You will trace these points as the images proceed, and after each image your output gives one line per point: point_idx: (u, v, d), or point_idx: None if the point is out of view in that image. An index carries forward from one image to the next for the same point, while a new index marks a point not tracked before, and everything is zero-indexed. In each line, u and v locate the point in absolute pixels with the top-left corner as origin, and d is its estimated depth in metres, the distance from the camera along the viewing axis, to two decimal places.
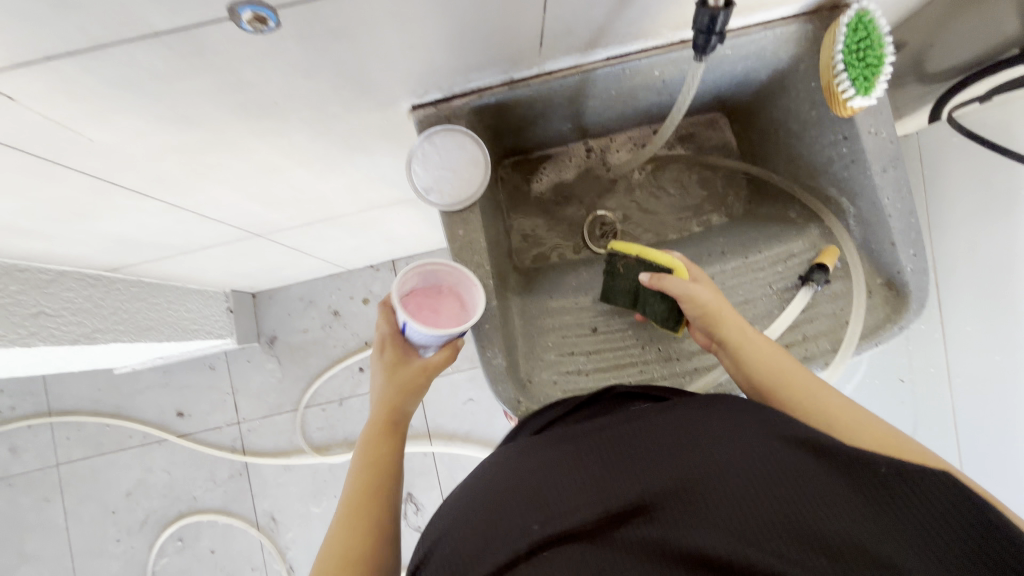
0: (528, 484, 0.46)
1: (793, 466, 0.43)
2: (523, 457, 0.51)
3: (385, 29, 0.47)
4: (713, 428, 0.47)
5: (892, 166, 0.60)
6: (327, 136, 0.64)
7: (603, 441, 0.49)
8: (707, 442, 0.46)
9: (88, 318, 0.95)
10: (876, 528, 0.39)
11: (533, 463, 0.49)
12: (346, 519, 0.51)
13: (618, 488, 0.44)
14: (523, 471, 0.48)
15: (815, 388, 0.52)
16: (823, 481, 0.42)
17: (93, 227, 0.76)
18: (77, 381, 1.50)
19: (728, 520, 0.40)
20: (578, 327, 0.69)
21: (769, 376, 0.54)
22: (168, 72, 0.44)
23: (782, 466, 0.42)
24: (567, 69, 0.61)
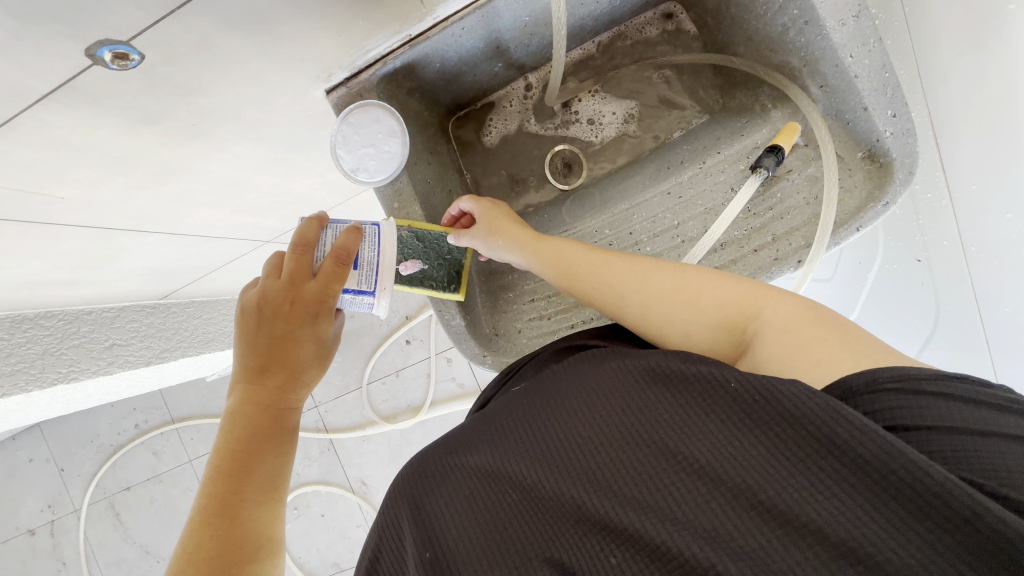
0: (452, 497, 0.46)
1: (716, 444, 0.40)
2: (462, 439, 0.50)
3: (247, 28, 0.47)
4: (640, 402, 0.43)
5: (853, 16, 0.50)
6: (265, 141, 0.67)
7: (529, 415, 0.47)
8: (620, 413, 0.44)
9: (155, 343, 1.10)
10: (818, 504, 0.36)
11: (455, 459, 0.48)
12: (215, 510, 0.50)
13: (537, 481, 0.44)
14: (460, 465, 0.48)
15: (613, 265, 0.56)
16: (757, 452, 0.38)
17: (123, 267, 0.87)
18: (185, 391, 1.77)
19: (663, 519, 0.39)
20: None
21: (575, 267, 0.57)
22: (79, 124, 0.49)
23: (702, 450, 0.40)
24: (462, 10, 0.57)
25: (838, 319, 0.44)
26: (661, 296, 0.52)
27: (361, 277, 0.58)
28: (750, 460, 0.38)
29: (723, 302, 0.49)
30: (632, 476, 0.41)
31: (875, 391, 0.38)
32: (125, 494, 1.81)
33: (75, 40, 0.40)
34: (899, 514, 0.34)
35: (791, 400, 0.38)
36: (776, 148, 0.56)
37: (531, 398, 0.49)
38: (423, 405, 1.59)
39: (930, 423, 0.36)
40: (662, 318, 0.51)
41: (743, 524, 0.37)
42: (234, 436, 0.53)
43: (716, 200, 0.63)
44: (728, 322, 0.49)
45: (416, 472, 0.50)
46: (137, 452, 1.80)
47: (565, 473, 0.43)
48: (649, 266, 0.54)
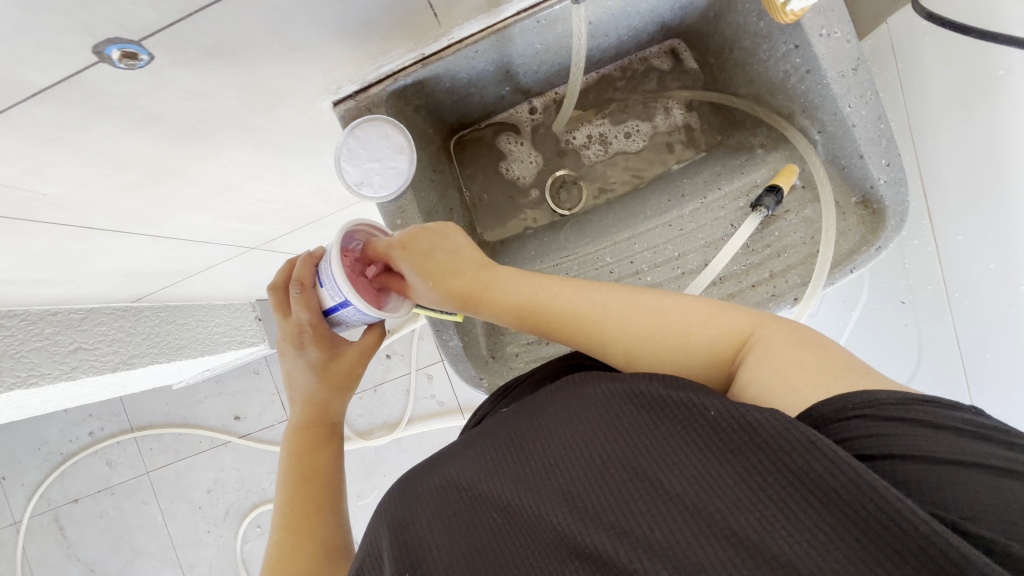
0: (419, 515, 0.43)
1: (692, 473, 0.37)
2: (440, 465, 0.48)
3: (263, 37, 0.46)
4: (615, 426, 0.41)
5: (852, 69, 0.53)
6: (264, 147, 0.65)
7: (508, 438, 0.45)
8: (595, 437, 0.41)
9: (124, 347, 1.05)
10: (799, 540, 0.32)
11: (430, 477, 0.47)
12: (287, 531, 0.54)
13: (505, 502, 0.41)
14: (432, 488, 0.45)
15: (585, 300, 0.50)
16: (736, 483, 0.35)
17: (98, 268, 0.83)
18: (148, 399, 1.68)
19: (632, 551, 0.35)
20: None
21: (544, 306, 0.51)
22: (74, 121, 0.46)
23: (677, 479, 0.37)
24: (477, 33, 0.58)
25: (820, 342, 0.41)
26: (641, 334, 0.47)
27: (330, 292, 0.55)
28: (726, 488, 0.35)
29: (711, 337, 0.45)
30: (602, 503, 0.38)
31: (847, 418, 0.35)
32: (71, 507, 1.70)
33: (82, 37, 0.39)
34: (883, 555, 0.30)
35: (767, 425, 0.35)
36: (775, 188, 0.58)
37: (509, 421, 0.47)
38: (401, 422, 1.56)
39: (901, 451, 0.33)
40: (647, 358, 0.47)
41: (715, 557, 0.33)
42: (287, 464, 0.58)
43: (716, 233, 0.64)
44: (716, 356, 0.45)
45: (392, 494, 0.48)
46: (89, 461, 1.70)
47: (534, 495, 0.41)
48: (623, 301, 0.49)
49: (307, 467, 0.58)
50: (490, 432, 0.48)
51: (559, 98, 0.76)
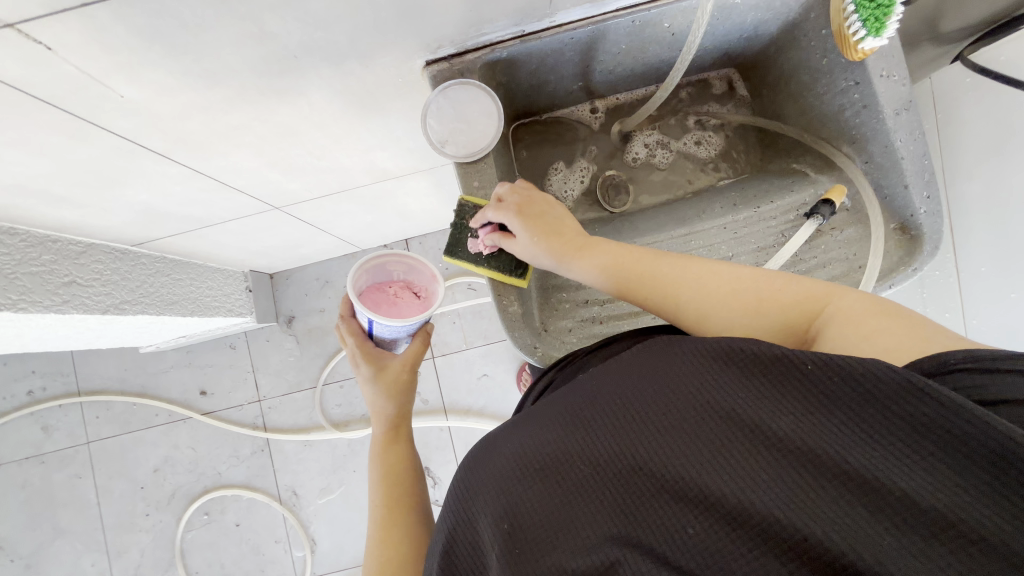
0: (511, 468, 0.46)
1: (794, 421, 0.38)
2: (532, 425, 0.50)
3: None
4: (712, 384, 0.43)
5: (904, 109, 0.60)
6: (344, 95, 0.65)
7: (601, 398, 0.48)
8: (692, 394, 0.43)
9: (117, 291, 0.98)
10: (909, 479, 0.33)
11: (519, 438, 0.49)
12: (382, 524, 0.59)
13: (597, 453, 0.44)
14: (526, 443, 0.48)
15: (669, 268, 0.55)
16: (840, 430, 0.37)
17: (122, 197, 0.79)
18: (103, 362, 1.55)
19: (741, 492, 0.37)
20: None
21: (634, 276, 0.56)
22: (195, 18, 0.46)
23: (780, 426, 0.39)
24: (578, 21, 0.62)
25: (900, 311, 0.44)
26: (722, 300, 0.51)
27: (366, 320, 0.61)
28: (822, 430, 0.37)
29: (785, 303, 0.49)
30: (705, 451, 0.40)
31: (947, 370, 0.37)
32: None
33: None
34: (1000, 486, 0.31)
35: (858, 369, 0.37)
36: (828, 203, 0.64)
37: (599, 384, 0.49)
38: None
39: (1014, 396, 0.34)
40: (721, 321, 0.51)
41: (821, 493, 0.35)
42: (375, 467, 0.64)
43: (765, 243, 0.69)
44: (787, 321, 0.49)
45: (481, 454, 0.50)
46: (22, 423, 1.53)
47: (626, 444, 0.43)
48: (705, 272, 0.53)
49: (393, 465, 0.64)
50: (580, 394, 0.50)
51: (621, 103, 0.80)
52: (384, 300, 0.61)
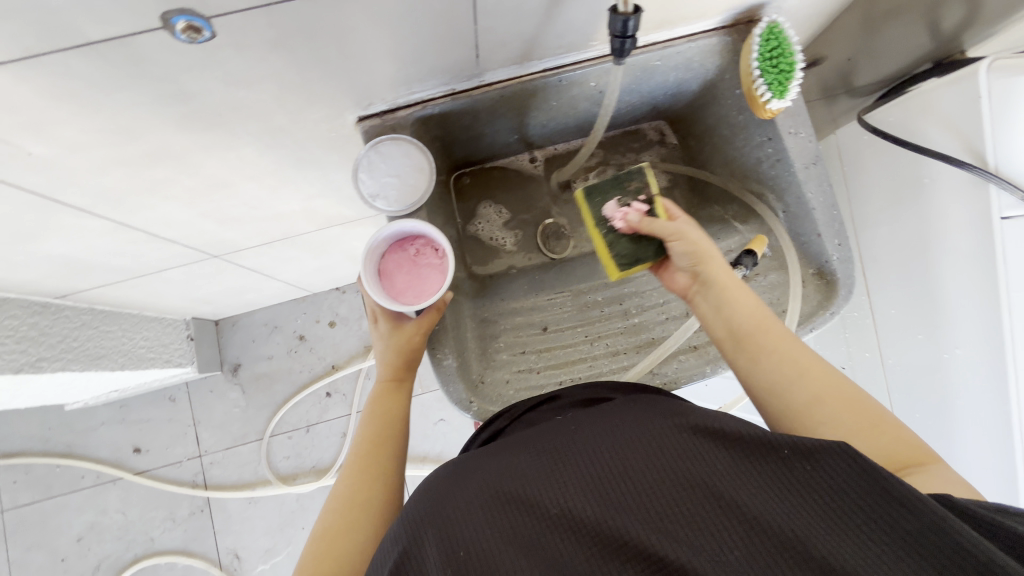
0: (471, 503, 0.43)
1: (763, 497, 0.40)
2: (495, 461, 0.47)
3: (321, 42, 0.48)
4: (690, 448, 0.44)
5: (812, 163, 0.64)
6: (276, 149, 0.65)
7: (577, 445, 0.46)
8: (672, 453, 0.43)
9: (33, 348, 0.91)
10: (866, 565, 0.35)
11: (483, 474, 0.46)
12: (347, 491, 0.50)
13: (564, 497, 0.42)
14: (491, 480, 0.45)
15: (800, 346, 0.53)
16: (806, 513, 0.38)
17: (37, 251, 0.74)
18: (23, 421, 1.42)
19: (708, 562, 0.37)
20: (529, 327, 0.72)
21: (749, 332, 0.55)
22: (103, 81, 0.45)
23: (751, 499, 0.39)
24: (506, 80, 0.64)
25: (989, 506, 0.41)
26: (834, 404, 0.49)
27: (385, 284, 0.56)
28: (789, 509, 0.39)
29: (889, 438, 0.46)
30: (676, 515, 0.40)
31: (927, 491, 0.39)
32: None
33: (156, 3, 0.39)
34: None
35: (835, 456, 0.40)
36: (750, 252, 0.66)
37: (574, 431, 0.48)
38: (332, 468, 1.43)
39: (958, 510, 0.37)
40: (825, 419, 0.48)
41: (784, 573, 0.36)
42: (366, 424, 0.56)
43: (694, 288, 0.73)
44: (884, 454, 0.46)
45: (435, 484, 0.47)
46: None
47: (596, 494, 0.42)
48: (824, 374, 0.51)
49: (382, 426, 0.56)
50: (552, 438, 0.48)
51: (559, 153, 0.83)
52: (407, 270, 0.57)
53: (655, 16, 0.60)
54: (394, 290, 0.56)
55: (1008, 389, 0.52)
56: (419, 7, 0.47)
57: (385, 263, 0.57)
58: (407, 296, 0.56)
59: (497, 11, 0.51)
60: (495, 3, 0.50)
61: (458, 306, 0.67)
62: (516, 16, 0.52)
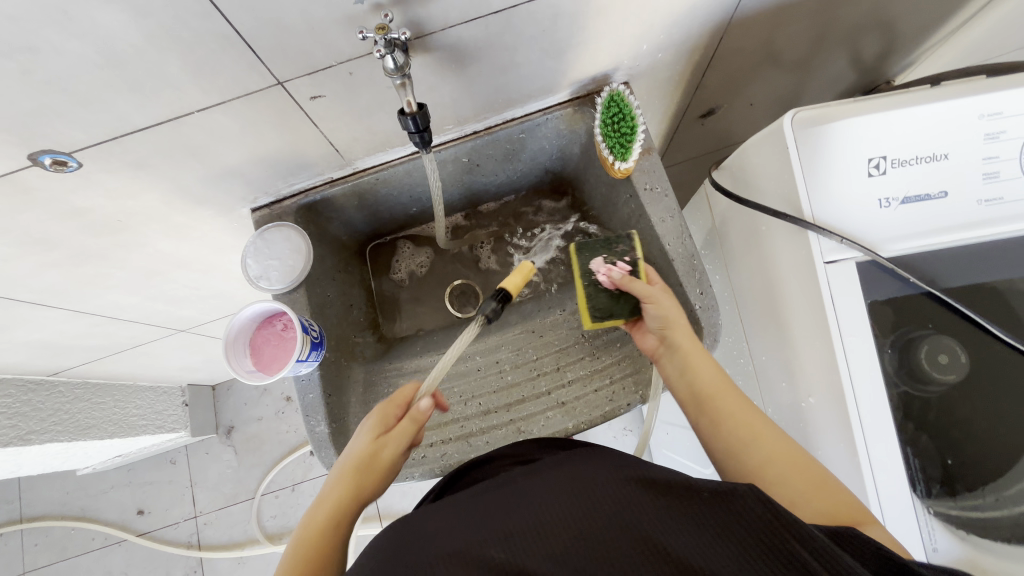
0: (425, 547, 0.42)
1: (681, 537, 0.39)
2: (445, 514, 0.47)
3: (180, 158, 0.57)
4: (616, 492, 0.44)
5: (670, 217, 0.66)
6: (187, 240, 0.74)
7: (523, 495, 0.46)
8: (601, 500, 0.43)
9: (25, 422, 1.03)
10: None
11: (434, 525, 0.45)
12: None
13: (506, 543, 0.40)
14: (440, 531, 0.44)
15: (744, 406, 0.54)
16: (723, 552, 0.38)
17: (12, 338, 0.86)
18: (47, 486, 1.56)
19: None
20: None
21: (714, 395, 0.55)
22: (2, 208, 0.55)
23: (671, 535, 0.40)
24: (378, 165, 0.71)
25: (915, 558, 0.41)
26: (788, 469, 0.48)
27: (252, 359, 0.62)
28: (695, 544, 0.39)
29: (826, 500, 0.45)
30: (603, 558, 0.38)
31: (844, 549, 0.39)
32: None
33: (21, 149, 0.49)
34: None
35: (752, 499, 0.39)
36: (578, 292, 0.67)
37: (514, 487, 0.48)
38: None
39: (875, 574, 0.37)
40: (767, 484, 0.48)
41: None
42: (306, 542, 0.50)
43: (579, 355, 0.72)
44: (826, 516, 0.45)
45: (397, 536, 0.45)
46: None
47: (523, 525, 0.42)
48: (777, 440, 0.51)
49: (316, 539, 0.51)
50: (499, 493, 0.48)
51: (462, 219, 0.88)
52: (274, 344, 0.62)
53: (499, 98, 0.66)
54: (261, 363, 0.62)
55: (852, 434, 0.50)
56: (253, 123, 0.55)
57: (255, 339, 0.63)
58: (272, 367, 0.61)
59: (331, 115, 0.58)
60: (325, 110, 0.57)
61: (345, 374, 0.72)
62: (354, 117, 0.60)
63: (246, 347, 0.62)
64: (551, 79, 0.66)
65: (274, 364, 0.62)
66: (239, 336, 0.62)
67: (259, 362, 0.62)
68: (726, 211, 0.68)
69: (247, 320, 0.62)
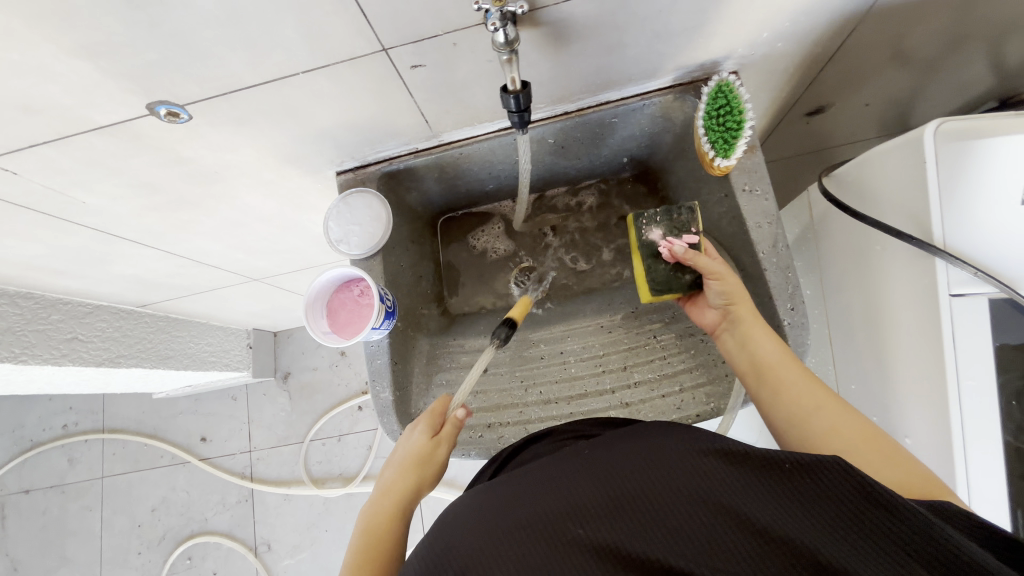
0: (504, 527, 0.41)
1: (759, 497, 0.39)
2: (514, 482, 0.47)
3: (280, 118, 0.58)
4: (685, 454, 0.43)
5: (767, 223, 0.61)
6: (274, 196, 0.76)
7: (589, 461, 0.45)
8: (672, 464, 0.42)
9: (116, 346, 1.13)
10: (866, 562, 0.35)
11: (505, 497, 0.45)
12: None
13: (592, 523, 0.40)
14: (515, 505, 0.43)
15: (803, 379, 0.52)
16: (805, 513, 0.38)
17: (112, 270, 0.93)
18: (126, 403, 1.72)
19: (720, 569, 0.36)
20: (469, 368, 0.76)
21: (772, 366, 0.54)
22: (119, 152, 0.58)
23: (749, 496, 0.39)
24: (463, 139, 0.70)
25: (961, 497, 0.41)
26: (857, 441, 0.47)
27: (330, 321, 0.64)
28: (775, 506, 0.38)
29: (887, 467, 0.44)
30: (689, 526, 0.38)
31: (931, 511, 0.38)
32: (21, 497, 1.72)
33: (141, 98, 0.51)
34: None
35: (831, 467, 0.38)
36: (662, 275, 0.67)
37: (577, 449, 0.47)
38: (356, 477, 1.55)
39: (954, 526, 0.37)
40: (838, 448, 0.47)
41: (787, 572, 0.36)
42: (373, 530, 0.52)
43: (648, 359, 0.70)
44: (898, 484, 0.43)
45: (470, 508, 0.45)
46: (53, 454, 1.72)
47: (599, 497, 0.41)
48: (839, 407, 0.49)
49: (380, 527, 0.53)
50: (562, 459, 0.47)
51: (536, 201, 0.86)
52: (350, 309, 0.64)
53: (598, 80, 0.63)
54: (336, 325, 0.64)
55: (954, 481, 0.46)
56: (352, 89, 0.55)
57: (333, 302, 0.64)
58: (346, 332, 0.63)
59: (428, 85, 0.57)
60: (423, 79, 0.56)
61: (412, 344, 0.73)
62: (449, 88, 0.58)
63: (325, 310, 0.64)
64: (657, 63, 0.61)
65: (348, 330, 0.63)
66: (320, 298, 0.64)
67: (334, 325, 0.64)
68: (829, 223, 0.63)
69: (327, 282, 0.64)
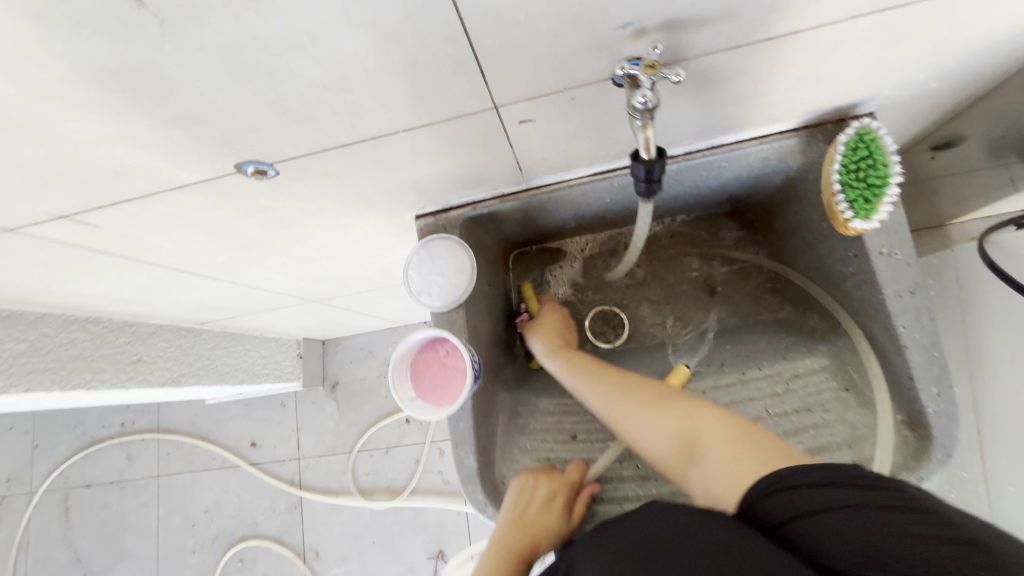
0: None
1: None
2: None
3: (369, 171, 0.53)
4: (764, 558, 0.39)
5: (910, 292, 0.54)
6: (347, 236, 0.72)
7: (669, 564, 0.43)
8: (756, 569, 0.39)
9: (178, 364, 1.13)
10: None
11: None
12: None
13: None
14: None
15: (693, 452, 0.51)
16: None
17: (177, 298, 0.92)
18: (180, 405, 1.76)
19: None
20: (556, 434, 0.70)
21: (678, 464, 0.52)
22: (201, 205, 0.55)
23: None
24: (555, 183, 0.64)
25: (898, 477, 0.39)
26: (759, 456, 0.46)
27: (415, 385, 0.60)
28: None
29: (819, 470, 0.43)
30: None
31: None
32: (82, 491, 1.78)
33: (230, 159, 0.47)
34: None
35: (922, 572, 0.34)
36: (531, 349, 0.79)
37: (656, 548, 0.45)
38: (404, 491, 1.54)
39: None
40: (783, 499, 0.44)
41: None
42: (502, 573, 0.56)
43: None
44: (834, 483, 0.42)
45: None
46: (112, 451, 1.78)
47: None
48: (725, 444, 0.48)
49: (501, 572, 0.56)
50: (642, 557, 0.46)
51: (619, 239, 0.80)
52: (436, 371, 0.60)
53: (717, 125, 0.55)
54: (422, 389, 0.60)
55: None
56: (451, 144, 0.50)
57: (416, 363, 0.61)
58: (434, 397, 0.59)
59: (533, 138, 0.51)
60: (529, 133, 0.50)
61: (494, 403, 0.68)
62: (554, 139, 0.52)
63: (410, 372, 0.60)
64: (787, 107, 0.54)
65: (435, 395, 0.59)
66: (404, 360, 0.60)
67: (420, 389, 0.60)
68: None
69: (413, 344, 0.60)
